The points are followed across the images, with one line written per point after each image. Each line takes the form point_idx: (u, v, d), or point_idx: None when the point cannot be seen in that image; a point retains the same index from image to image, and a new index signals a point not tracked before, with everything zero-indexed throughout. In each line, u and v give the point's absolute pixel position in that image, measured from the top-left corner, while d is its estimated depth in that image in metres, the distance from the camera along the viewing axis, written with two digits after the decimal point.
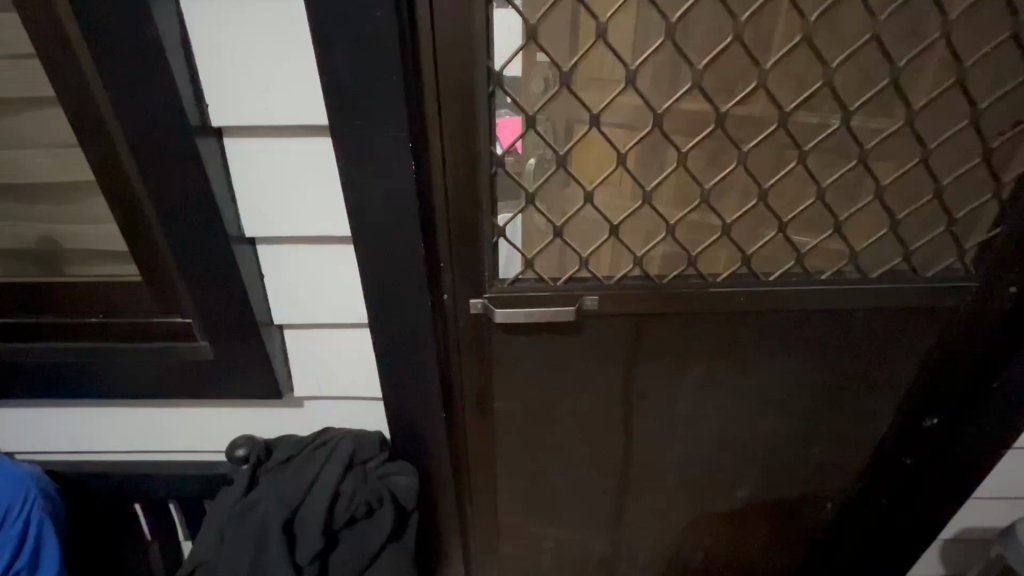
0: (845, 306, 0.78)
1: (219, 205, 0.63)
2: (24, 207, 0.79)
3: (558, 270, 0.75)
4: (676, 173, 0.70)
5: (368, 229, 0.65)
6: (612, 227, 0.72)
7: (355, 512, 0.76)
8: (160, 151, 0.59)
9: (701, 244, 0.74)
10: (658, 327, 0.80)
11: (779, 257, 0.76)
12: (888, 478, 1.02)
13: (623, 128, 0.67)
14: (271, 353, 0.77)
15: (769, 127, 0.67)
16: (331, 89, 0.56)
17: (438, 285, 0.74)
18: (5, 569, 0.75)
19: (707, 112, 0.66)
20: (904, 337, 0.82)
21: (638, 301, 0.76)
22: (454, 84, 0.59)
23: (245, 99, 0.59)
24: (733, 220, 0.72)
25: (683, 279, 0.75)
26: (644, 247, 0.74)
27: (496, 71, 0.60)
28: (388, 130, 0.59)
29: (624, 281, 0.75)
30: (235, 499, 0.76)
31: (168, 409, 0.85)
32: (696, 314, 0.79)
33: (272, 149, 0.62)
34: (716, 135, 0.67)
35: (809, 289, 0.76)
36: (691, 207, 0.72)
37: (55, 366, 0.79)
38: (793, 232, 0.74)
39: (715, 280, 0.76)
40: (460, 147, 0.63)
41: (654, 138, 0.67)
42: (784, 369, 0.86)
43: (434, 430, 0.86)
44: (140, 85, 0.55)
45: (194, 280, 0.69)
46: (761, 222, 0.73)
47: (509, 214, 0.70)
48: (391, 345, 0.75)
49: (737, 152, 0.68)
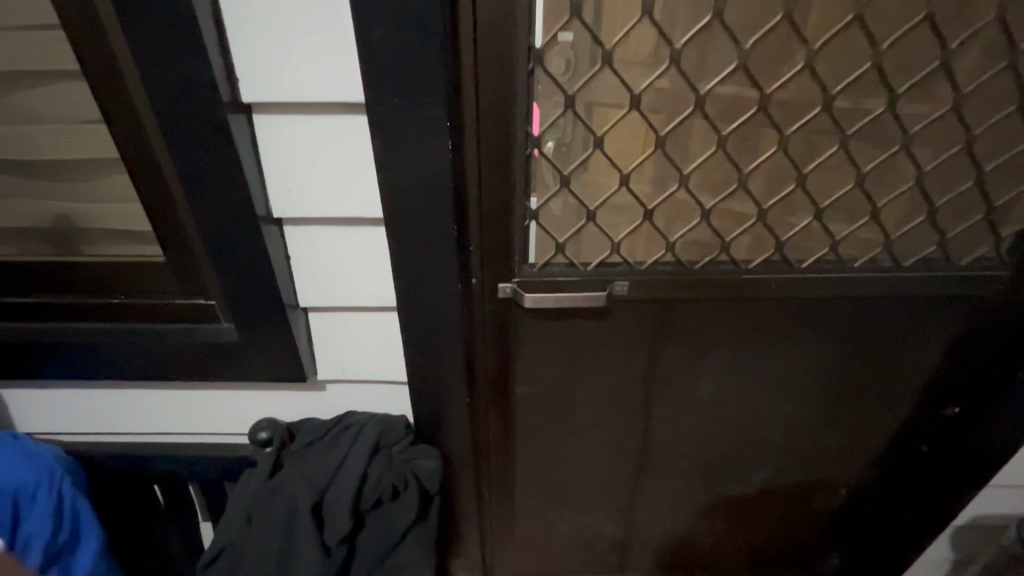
0: (877, 294, 0.77)
1: (250, 185, 0.62)
2: (41, 184, 0.78)
3: (590, 256, 0.74)
4: (715, 156, 0.68)
5: (400, 211, 0.64)
6: (645, 211, 0.71)
7: (382, 494, 0.76)
8: (190, 128, 0.57)
9: (734, 231, 0.73)
10: (686, 313, 0.79)
11: (814, 245, 0.75)
12: (904, 465, 1.02)
13: (663, 109, 0.65)
14: (297, 336, 0.76)
15: (813, 111, 0.65)
16: (370, 65, 0.54)
17: (468, 268, 0.72)
18: (53, 540, 0.77)
19: (751, 94, 0.64)
20: (933, 326, 0.82)
21: (669, 287, 0.75)
22: (495, 62, 0.58)
23: (279, 75, 0.57)
24: (768, 205, 0.71)
25: (715, 266, 0.74)
26: (677, 233, 0.73)
27: (537, 49, 0.59)
28: (426, 108, 0.57)
29: (656, 266, 0.74)
30: (260, 481, 0.75)
31: (190, 390, 0.85)
32: (725, 300, 0.78)
33: (304, 128, 0.61)
34: (758, 118, 0.66)
35: (843, 277, 0.75)
36: (728, 192, 0.71)
37: (77, 346, 0.78)
38: (830, 219, 0.73)
39: (749, 268, 0.75)
40: (497, 128, 0.62)
41: (693, 120, 0.66)
42: (810, 356, 0.86)
43: (458, 414, 0.85)
44: (171, 58, 0.53)
45: (221, 260, 0.67)
46: (798, 209, 0.72)
47: (542, 197, 0.69)
48: (419, 328, 0.75)
49: (778, 136, 0.67)
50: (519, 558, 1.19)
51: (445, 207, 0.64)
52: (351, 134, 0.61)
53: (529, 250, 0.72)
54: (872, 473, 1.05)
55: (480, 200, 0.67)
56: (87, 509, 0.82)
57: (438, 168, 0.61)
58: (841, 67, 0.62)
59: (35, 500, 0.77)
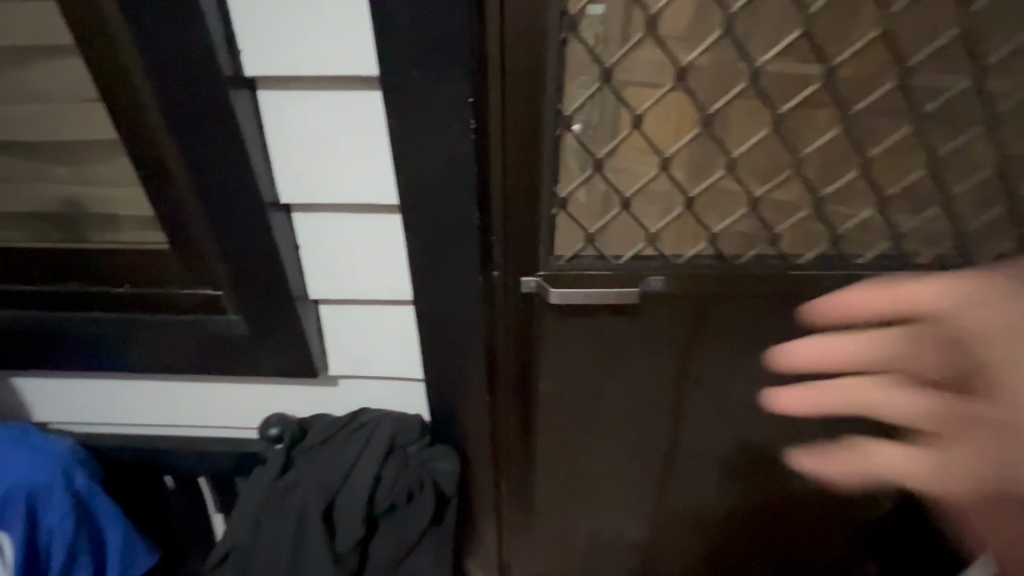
0: None
1: (255, 168, 0.57)
2: (50, 167, 0.75)
3: (622, 247, 0.68)
4: (768, 138, 0.61)
5: (417, 197, 0.58)
6: (686, 200, 0.65)
7: (396, 499, 0.72)
8: (190, 104, 0.52)
9: (784, 222, 0.66)
10: (727, 313, 0.72)
11: (876, 238, 0.67)
12: None
13: (711, 83, 0.58)
14: (307, 330, 0.72)
15: (885, 86, 0.57)
16: (384, 31, 0.48)
17: (490, 260, 0.67)
18: (72, 537, 0.75)
19: (814, 66, 0.56)
20: None
21: (710, 283, 0.68)
22: (525, 29, 0.51)
23: (286, 46, 0.51)
24: (824, 193, 0.64)
25: (762, 260, 0.68)
26: (720, 223, 0.67)
27: (570, 14, 0.52)
28: (448, 81, 0.51)
29: (695, 260, 0.68)
30: (270, 482, 0.72)
31: (199, 382, 0.82)
32: (774, 300, 0.70)
33: (313, 105, 0.55)
34: (820, 95, 0.58)
35: (910, 275, 0.66)
36: (781, 178, 0.63)
37: (82, 336, 0.75)
38: (893, 210, 0.65)
39: (799, 263, 0.68)
40: (526, 105, 0.55)
41: (745, 96, 0.59)
42: None
43: (477, 413, 0.81)
44: (168, 26, 0.48)
45: (227, 249, 0.63)
46: (857, 198, 0.65)
47: (572, 183, 0.63)
48: (436, 322, 0.70)
49: (842, 115, 0.59)
50: (537, 560, 1.15)
51: (468, 192, 0.58)
52: (365, 113, 0.55)
53: (556, 240, 0.67)
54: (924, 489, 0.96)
55: (505, 185, 0.61)
56: (106, 506, 0.79)
57: (459, 150, 0.55)
58: (921, 34, 0.54)
59: (49, 498, 0.75)
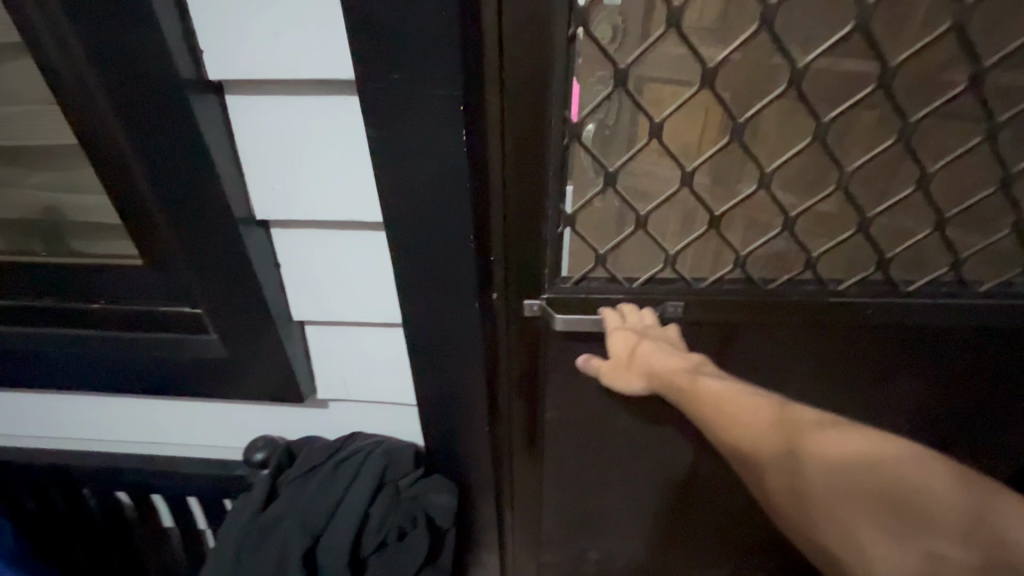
0: (1009, 326, 0.61)
1: (225, 181, 0.51)
2: (24, 173, 0.70)
3: (637, 269, 0.61)
4: (809, 149, 0.53)
5: (405, 213, 0.52)
6: (712, 218, 0.57)
7: (386, 537, 0.67)
8: (146, 113, 0.46)
9: (823, 243, 0.58)
10: (755, 342, 0.64)
11: (931, 262, 0.59)
12: None
13: (744, 85, 0.50)
14: (292, 352, 0.66)
15: (954, 90, 0.49)
16: (362, 28, 0.41)
17: (490, 281, 0.60)
18: None
19: (867, 67, 0.48)
20: None
21: (735, 309, 0.61)
22: (526, 24, 0.44)
23: (252, 46, 0.45)
24: (871, 212, 0.56)
25: (796, 285, 0.60)
26: (751, 245, 0.59)
27: (579, 8, 0.44)
28: (436, 87, 0.44)
29: (720, 284, 0.61)
30: (251, 515, 0.67)
31: (182, 403, 0.77)
32: (807, 330, 0.63)
33: (286, 112, 0.49)
34: (874, 99, 0.50)
35: (964, 305, 0.59)
36: (823, 193, 0.55)
37: (59, 353, 0.71)
38: (951, 229, 0.57)
39: (838, 289, 0.60)
40: (528, 112, 0.49)
41: (783, 100, 0.51)
42: (910, 401, 0.69)
43: (475, 443, 0.74)
44: (112, 23, 0.42)
45: (203, 268, 0.58)
46: (908, 217, 0.57)
47: (581, 198, 0.56)
48: (429, 348, 0.64)
49: (901, 125, 0.51)
50: None
51: (465, 210, 0.51)
52: (346, 121, 0.49)
53: (562, 262, 0.60)
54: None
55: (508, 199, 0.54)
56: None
57: (450, 163, 0.48)
58: (1000, 26, 0.46)
59: None
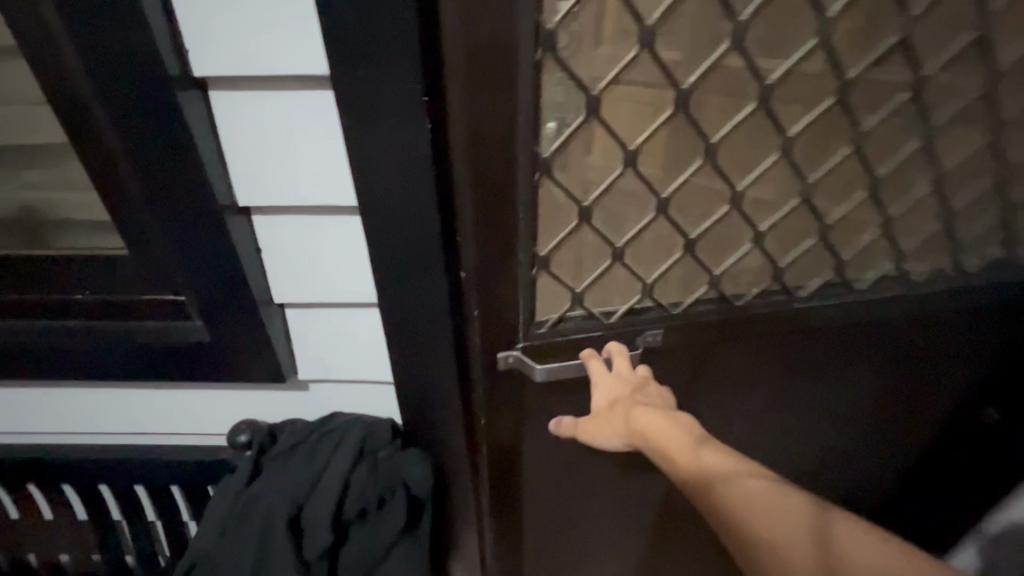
0: (927, 307, 0.74)
1: (208, 169, 0.55)
2: (6, 173, 0.73)
3: (610, 302, 0.71)
4: (769, 165, 0.62)
5: (376, 196, 0.57)
6: (688, 244, 0.66)
7: (366, 505, 0.71)
8: (134, 107, 0.51)
9: (790, 255, 0.69)
10: (727, 349, 0.76)
11: (876, 259, 0.72)
12: (935, 469, 1.00)
13: (714, 106, 0.58)
14: (273, 333, 0.70)
15: (894, 102, 0.59)
16: (332, 29, 0.47)
17: (457, 270, 0.64)
18: None
19: (809, 80, 0.56)
20: (977, 335, 0.79)
21: (711, 325, 0.72)
22: (488, 38, 0.46)
23: (234, 44, 0.50)
24: (830, 221, 0.67)
25: (767, 297, 0.71)
26: (725, 263, 0.69)
27: (546, 29, 0.48)
28: (400, 82, 0.49)
29: (697, 305, 0.71)
30: (236, 491, 0.71)
31: (166, 390, 0.80)
32: (769, 331, 0.74)
33: (265, 104, 0.54)
34: (819, 117, 0.58)
35: (896, 294, 0.73)
36: (791, 207, 0.65)
37: (39, 346, 0.73)
38: (895, 229, 0.70)
39: (802, 293, 0.72)
40: (495, 121, 0.51)
41: (753, 125, 0.59)
42: (850, 377, 0.83)
43: (449, 422, 0.78)
44: (103, 23, 0.46)
45: (187, 255, 0.62)
46: (857, 222, 0.69)
47: (562, 234, 0.63)
48: (403, 326, 0.68)
49: (853, 135, 0.60)
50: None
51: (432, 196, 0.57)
52: (320, 112, 0.54)
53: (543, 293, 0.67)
54: (911, 480, 1.01)
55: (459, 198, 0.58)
56: None
57: (415, 151, 0.53)
58: (936, 45, 0.55)
59: None
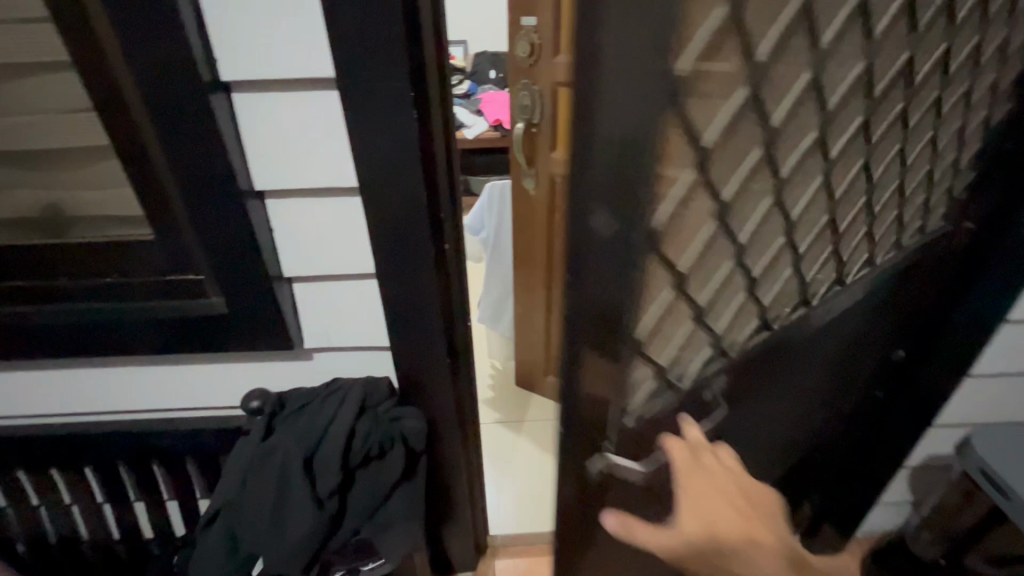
0: (884, 287, 0.83)
1: (232, 160, 0.66)
2: (31, 174, 0.82)
3: (681, 361, 0.66)
4: (804, 185, 0.64)
5: (374, 177, 0.69)
6: (749, 279, 0.65)
7: (371, 451, 0.82)
8: (173, 108, 0.62)
9: (814, 267, 0.74)
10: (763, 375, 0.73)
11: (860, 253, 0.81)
12: (868, 415, 1.11)
13: (785, 129, 0.57)
14: (282, 305, 0.81)
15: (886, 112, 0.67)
16: (338, 42, 0.59)
17: (443, 238, 0.77)
18: None
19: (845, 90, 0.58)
20: (901, 295, 0.90)
21: (764, 354, 0.71)
22: (636, 109, 0.40)
23: (257, 54, 0.62)
24: (841, 231, 0.74)
25: (799, 312, 0.74)
26: (768, 287, 0.70)
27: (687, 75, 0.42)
28: (392, 79, 0.61)
29: (748, 341, 0.69)
30: (255, 445, 0.80)
31: (183, 365, 0.89)
32: (794, 344, 0.74)
33: (280, 103, 0.65)
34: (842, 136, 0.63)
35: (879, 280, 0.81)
36: (822, 222, 0.70)
37: (71, 326, 0.82)
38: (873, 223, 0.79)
39: (818, 299, 0.76)
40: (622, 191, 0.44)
41: (807, 158, 0.62)
42: (827, 366, 0.87)
43: (440, 380, 0.90)
44: (151, 39, 0.57)
45: (209, 235, 0.72)
46: (853, 226, 0.76)
47: (659, 304, 0.57)
48: (398, 292, 0.80)
49: (863, 147, 0.67)
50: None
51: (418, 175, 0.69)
52: (326, 109, 0.66)
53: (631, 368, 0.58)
54: (858, 430, 1.12)
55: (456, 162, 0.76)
56: None
57: (405, 137, 0.65)
58: (919, 66, 0.65)
59: None
